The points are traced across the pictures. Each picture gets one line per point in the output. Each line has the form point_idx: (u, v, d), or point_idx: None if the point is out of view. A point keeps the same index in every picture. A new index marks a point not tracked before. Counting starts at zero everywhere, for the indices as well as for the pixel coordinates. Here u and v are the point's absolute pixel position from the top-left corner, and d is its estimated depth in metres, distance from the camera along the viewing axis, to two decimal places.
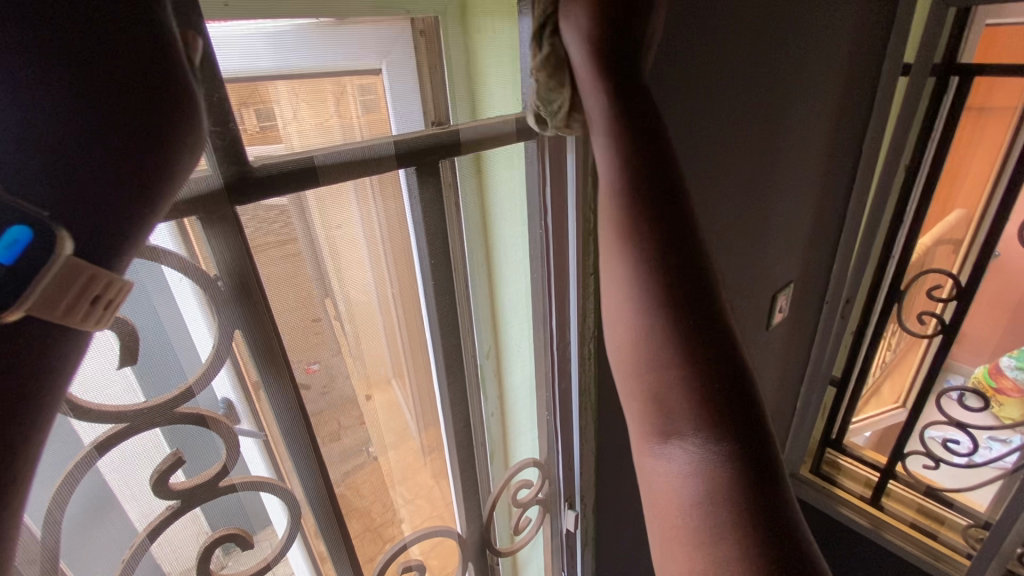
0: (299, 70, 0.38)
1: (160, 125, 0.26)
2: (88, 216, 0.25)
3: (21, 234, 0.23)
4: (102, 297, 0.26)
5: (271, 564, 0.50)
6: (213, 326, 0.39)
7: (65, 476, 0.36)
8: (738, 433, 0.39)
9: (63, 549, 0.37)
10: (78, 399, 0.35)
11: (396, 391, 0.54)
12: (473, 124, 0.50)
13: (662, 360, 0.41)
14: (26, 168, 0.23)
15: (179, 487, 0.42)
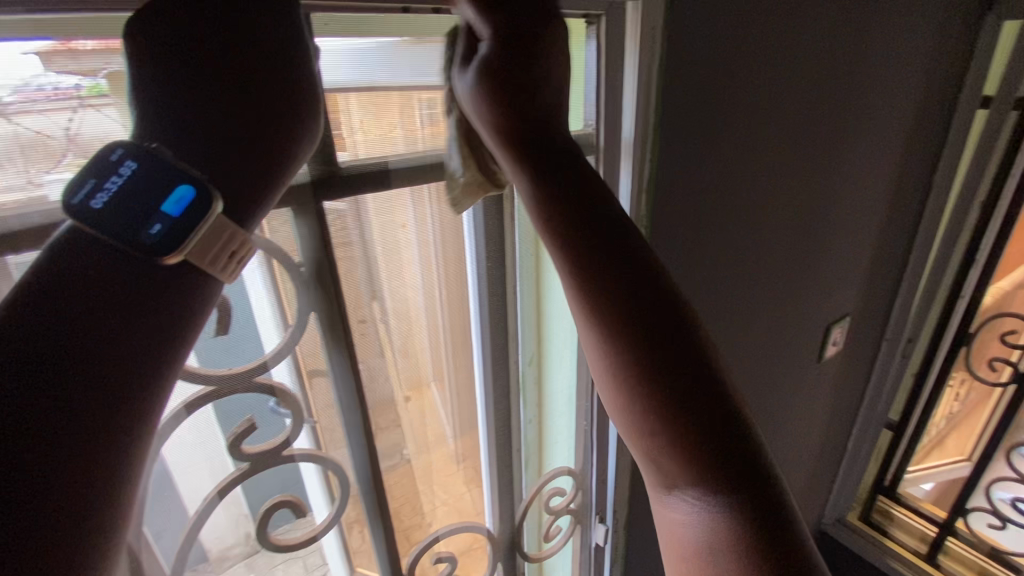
0: (378, 82, 0.43)
1: (287, 108, 0.32)
2: (222, 205, 0.30)
3: (186, 192, 0.28)
4: (236, 253, 0.30)
5: (321, 535, 0.53)
6: (293, 306, 0.43)
7: (158, 428, 0.40)
8: (734, 478, 0.35)
9: (149, 495, 0.42)
10: (177, 359, 0.39)
11: (434, 394, 0.58)
12: None
13: (640, 411, 0.37)
14: (185, 145, 0.29)
15: (250, 451, 0.45)
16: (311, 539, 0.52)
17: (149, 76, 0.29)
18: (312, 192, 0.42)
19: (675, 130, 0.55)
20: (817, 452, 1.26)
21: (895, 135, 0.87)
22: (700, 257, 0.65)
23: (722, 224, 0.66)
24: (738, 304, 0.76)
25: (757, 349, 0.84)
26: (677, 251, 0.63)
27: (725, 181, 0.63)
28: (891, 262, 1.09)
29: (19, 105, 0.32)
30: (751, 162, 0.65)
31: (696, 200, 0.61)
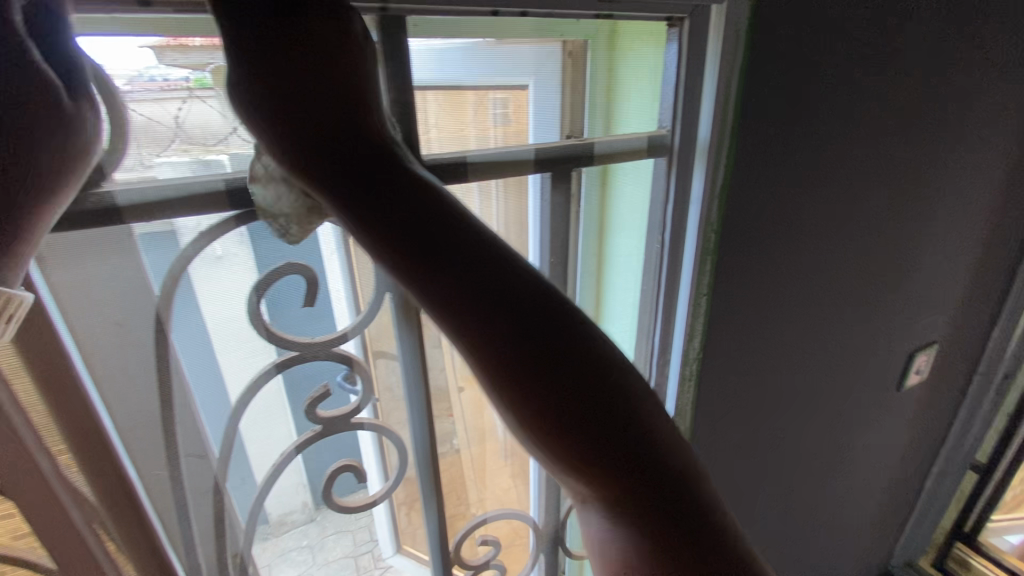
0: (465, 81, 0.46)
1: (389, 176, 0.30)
2: None
3: None
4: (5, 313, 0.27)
5: (377, 502, 0.55)
6: (375, 285, 0.47)
7: (248, 385, 0.44)
8: (657, 489, 0.31)
9: (234, 446, 0.46)
10: (269, 325, 0.43)
11: (485, 389, 0.60)
12: (608, 139, 0.53)
13: (548, 430, 0.29)
14: None
15: (323, 415, 0.48)
16: (368, 505, 0.55)
17: None
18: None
19: (753, 134, 0.53)
20: (889, 487, 1.17)
21: (1008, 149, 0.79)
22: (771, 267, 0.63)
23: (797, 235, 0.63)
24: (810, 321, 0.72)
25: (827, 369, 0.79)
26: (748, 259, 0.60)
27: (803, 189, 0.60)
28: (991, 288, 0.99)
29: (138, 92, 0.34)
30: (834, 171, 0.61)
31: (771, 208, 0.59)
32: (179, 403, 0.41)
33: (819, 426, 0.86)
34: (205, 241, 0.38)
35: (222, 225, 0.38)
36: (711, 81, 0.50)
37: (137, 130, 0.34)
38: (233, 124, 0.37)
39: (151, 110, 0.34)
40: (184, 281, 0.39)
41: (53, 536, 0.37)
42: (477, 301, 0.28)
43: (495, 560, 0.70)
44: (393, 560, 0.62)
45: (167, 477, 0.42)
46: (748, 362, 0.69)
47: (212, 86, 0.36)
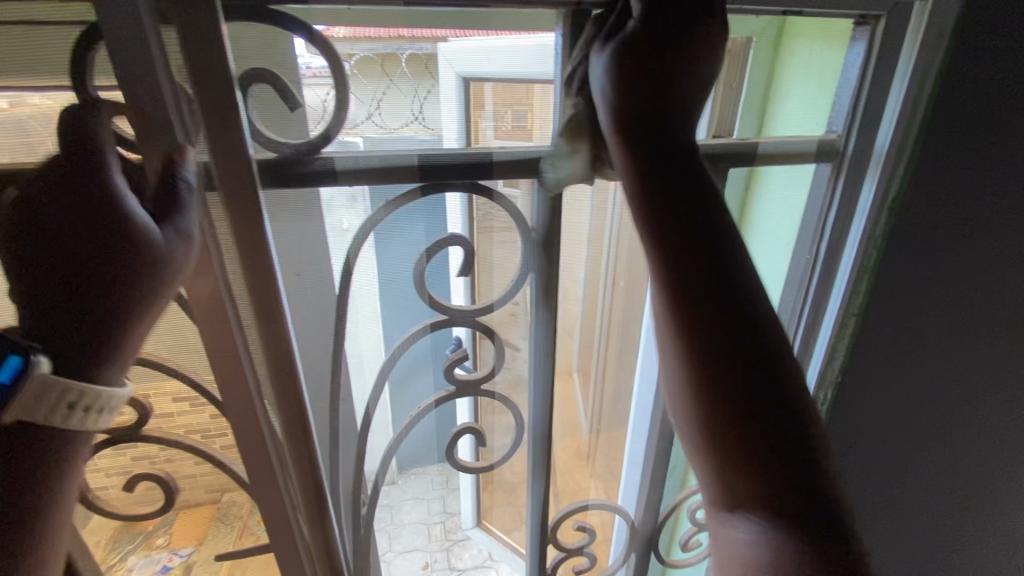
0: None
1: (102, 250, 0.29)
2: (84, 304, 0.30)
3: (10, 361, 0.28)
4: (89, 404, 0.31)
5: (493, 467, 0.61)
6: (524, 264, 0.50)
7: (404, 339, 0.50)
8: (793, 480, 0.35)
9: (382, 392, 0.52)
10: (428, 291, 0.48)
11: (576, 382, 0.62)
12: (774, 139, 0.52)
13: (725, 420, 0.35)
14: (45, 319, 0.29)
15: (460, 378, 0.53)
16: (484, 467, 0.61)
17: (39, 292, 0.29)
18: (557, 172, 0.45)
19: (940, 144, 0.48)
20: None
21: None
22: (943, 302, 0.56)
23: (990, 263, 0.54)
24: (997, 376, 0.60)
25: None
26: (913, 287, 0.55)
27: (1001, 221, 0.52)
28: None
29: (310, 80, 0.37)
30: None
31: (953, 235, 0.53)
32: (351, 343, 0.48)
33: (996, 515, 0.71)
34: (393, 209, 0.44)
35: (412, 193, 0.43)
36: (902, 85, 0.47)
37: (323, 111, 0.38)
38: (373, 110, 0.40)
39: (314, 95, 0.38)
40: (368, 240, 0.44)
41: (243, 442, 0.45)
42: (727, 354, 0.36)
43: (587, 550, 0.70)
44: (470, 533, 0.68)
45: (327, 409, 0.49)
46: (899, 406, 0.62)
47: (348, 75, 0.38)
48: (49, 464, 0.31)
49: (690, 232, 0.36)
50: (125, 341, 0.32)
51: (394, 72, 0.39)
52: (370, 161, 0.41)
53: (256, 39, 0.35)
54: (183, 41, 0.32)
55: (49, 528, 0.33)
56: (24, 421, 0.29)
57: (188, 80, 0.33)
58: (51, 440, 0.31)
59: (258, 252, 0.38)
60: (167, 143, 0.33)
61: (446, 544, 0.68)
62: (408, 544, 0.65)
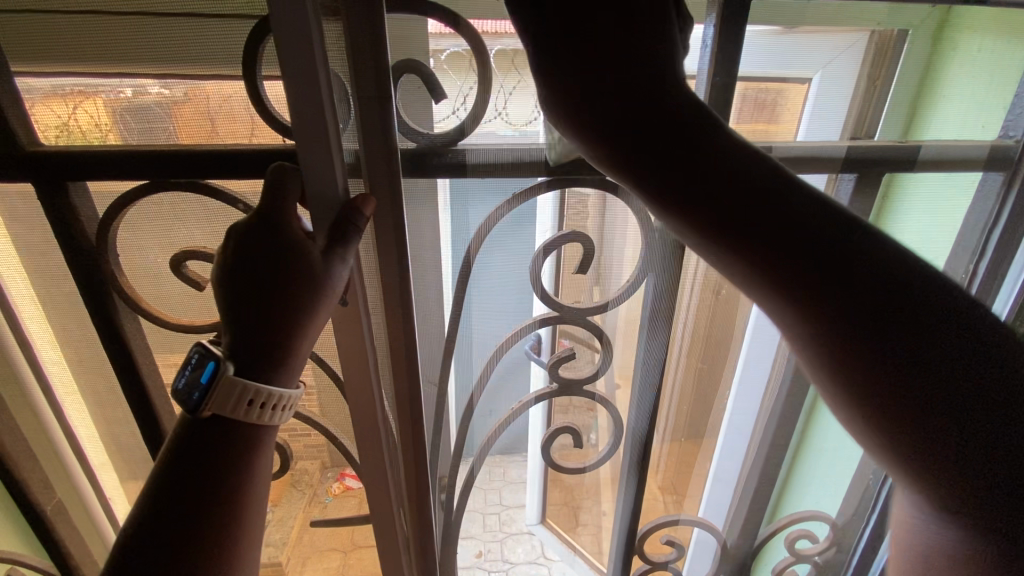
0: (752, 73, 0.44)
1: (281, 272, 0.33)
2: (267, 321, 0.33)
3: (210, 365, 0.32)
4: (266, 402, 0.33)
5: (585, 470, 0.59)
6: (636, 267, 0.47)
7: (510, 334, 0.50)
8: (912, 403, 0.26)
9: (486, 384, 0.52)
10: (543, 285, 0.47)
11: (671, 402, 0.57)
12: (936, 142, 0.48)
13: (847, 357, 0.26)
14: (236, 335, 0.33)
15: (563, 376, 0.53)
16: (575, 470, 0.59)
17: (230, 309, 0.33)
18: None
19: None
20: None
21: None
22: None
23: None
24: None
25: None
26: None
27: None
28: None
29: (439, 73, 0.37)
30: None
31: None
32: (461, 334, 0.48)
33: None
34: (516, 204, 0.43)
35: (539, 187, 0.42)
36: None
37: (464, 102, 0.38)
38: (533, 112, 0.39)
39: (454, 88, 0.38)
40: (488, 234, 0.44)
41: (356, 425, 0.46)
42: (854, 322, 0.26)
43: (673, 565, 0.69)
44: (535, 528, 0.66)
45: (437, 395, 0.50)
46: None
47: (438, 67, 0.37)
48: (250, 457, 0.35)
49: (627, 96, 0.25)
50: (295, 358, 0.35)
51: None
52: (502, 155, 0.40)
53: (396, 31, 0.35)
54: (348, 34, 0.33)
55: (248, 518, 0.35)
56: (218, 416, 0.33)
57: (346, 72, 0.34)
58: (249, 436, 0.34)
59: (393, 240, 0.39)
60: (321, 134, 0.33)
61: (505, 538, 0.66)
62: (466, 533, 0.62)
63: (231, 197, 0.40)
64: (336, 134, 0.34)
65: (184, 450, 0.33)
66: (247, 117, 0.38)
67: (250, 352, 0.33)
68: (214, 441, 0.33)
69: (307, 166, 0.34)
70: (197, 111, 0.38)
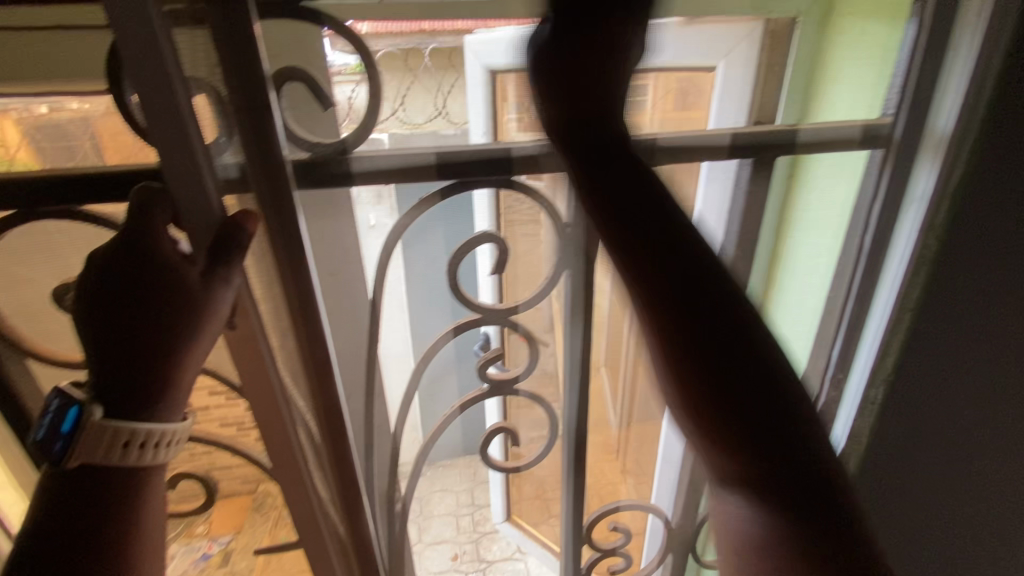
0: (651, 64, 0.44)
1: (145, 304, 0.32)
2: (138, 354, 0.32)
3: (73, 412, 0.31)
4: (144, 441, 0.33)
5: (521, 469, 0.60)
6: (554, 263, 0.48)
7: (433, 339, 0.49)
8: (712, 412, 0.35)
9: (414, 395, 0.52)
10: (461, 290, 0.47)
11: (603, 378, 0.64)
12: (813, 125, 0.47)
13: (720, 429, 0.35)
14: (103, 371, 0.32)
15: (492, 377, 0.52)
16: (511, 468, 0.60)
17: (96, 342, 0.32)
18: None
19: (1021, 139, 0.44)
20: None
21: None
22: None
23: None
24: None
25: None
26: (988, 289, 0.49)
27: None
28: None
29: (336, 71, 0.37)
30: None
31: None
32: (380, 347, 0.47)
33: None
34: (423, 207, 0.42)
35: (448, 189, 0.41)
36: (970, 42, 0.41)
37: (358, 106, 0.38)
38: (401, 106, 0.39)
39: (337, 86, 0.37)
40: (398, 241, 0.44)
41: (275, 443, 0.45)
42: (708, 379, 0.35)
43: (623, 551, 0.68)
44: (500, 527, 0.72)
45: (362, 407, 0.48)
46: (971, 419, 0.56)
47: (360, 73, 0.37)
48: (133, 500, 0.34)
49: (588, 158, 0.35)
50: (175, 391, 0.34)
51: (417, 67, 0.39)
52: (400, 159, 0.39)
53: (287, 37, 0.35)
54: (215, 41, 0.32)
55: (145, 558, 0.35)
56: (90, 463, 0.32)
57: (221, 82, 0.33)
58: (129, 481, 0.34)
59: (291, 257, 0.38)
60: (186, 163, 0.32)
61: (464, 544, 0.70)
62: (438, 536, 0.66)
63: (112, 222, 0.37)
64: (205, 159, 0.33)
65: (54, 500, 0.32)
66: (111, 137, 0.35)
67: (134, 394, 0.32)
68: (93, 488, 0.33)
69: (177, 189, 0.33)
70: (62, 130, 0.35)
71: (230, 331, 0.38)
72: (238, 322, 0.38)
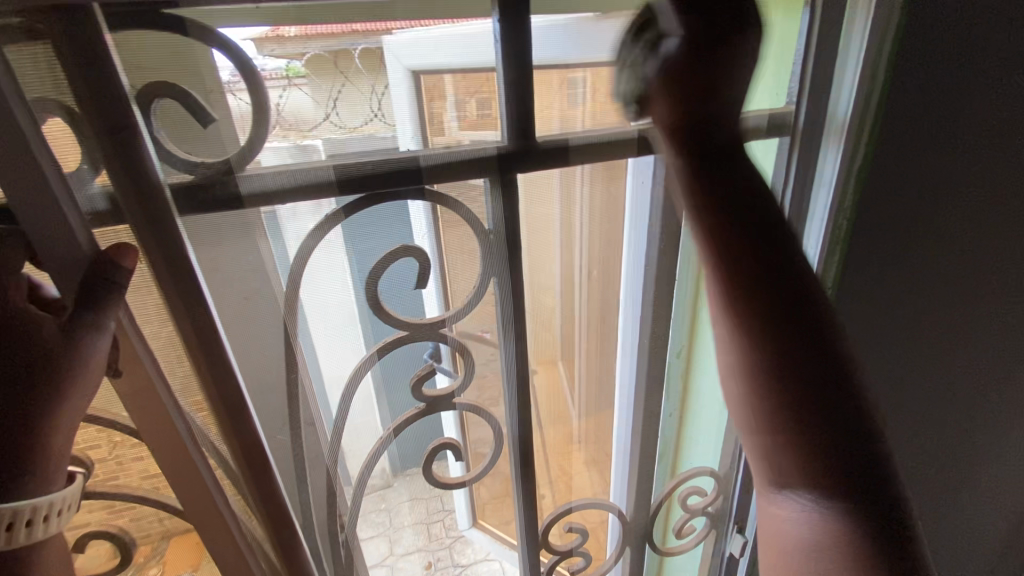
0: (563, 62, 0.43)
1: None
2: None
3: None
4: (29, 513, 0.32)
5: (467, 483, 0.57)
6: (479, 270, 0.47)
7: (357, 366, 0.46)
8: (796, 402, 0.44)
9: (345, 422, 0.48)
10: (383, 305, 0.44)
11: (558, 368, 0.59)
12: None
13: (800, 418, 0.43)
14: None
15: (428, 394, 0.50)
16: (456, 485, 0.57)
17: None
18: (496, 164, 0.44)
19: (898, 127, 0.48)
20: None
21: None
22: (907, 259, 0.55)
23: (946, 237, 0.55)
24: (954, 340, 0.62)
25: (993, 385, 0.67)
26: (876, 267, 0.54)
27: (966, 176, 0.52)
28: None
29: (241, 82, 0.34)
30: (985, 176, 0.53)
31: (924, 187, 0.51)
32: (302, 374, 0.44)
33: (980, 452, 0.72)
34: (332, 222, 0.40)
35: (355, 204, 0.40)
36: (863, 32, 0.44)
37: (244, 122, 0.34)
38: (331, 111, 0.37)
39: (254, 97, 0.34)
40: (308, 264, 0.40)
41: (187, 491, 0.41)
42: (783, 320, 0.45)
43: (580, 549, 0.69)
44: (468, 533, 0.62)
45: (288, 440, 0.45)
46: (882, 386, 0.60)
47: (242, 84, 0.34)
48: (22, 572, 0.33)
49: (738, 214, 0.47)
50: (50, 451, 0.33)
51: (348, 70, 0.36)
52: (307, 175, 0.37)
53: (150, 47, 0.31)
54: (60, 56, 0.29)
55: None
56: None
57: (77, 105, 0.30)
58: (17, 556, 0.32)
59: (188, 293, 0.36)
60: (41, 194, 0.30)
61: (437, 552, 0.63)
62: (410, 547, 0.60)
63: None
64: (64, 188, 0.30)
65: None
66: None
67: (4, 459, 0.30)
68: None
69: (37, 228, 0.30)
70: None
71: (117, 378, 0.36)
72: (124, 369, 0.35)
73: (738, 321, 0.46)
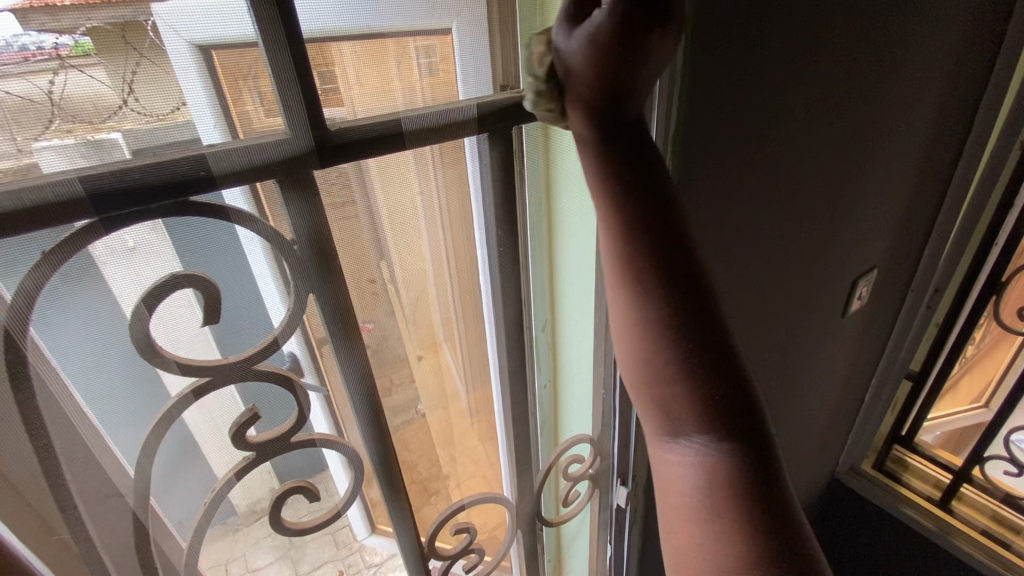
0: (364, 28, 0.40)
1: None
2: None
3: None
4: None
5: (338, 515, 0.53)
6: (287, 293, 0.42)
7: (149, 434, 0.40)
8: (713, 370, 0.38)
9: (155, 460, 0.41)
10: (169, 353, 0.38)
11: (446, 356, 0.58)
12: None
13: (670, 378, 0.39)
14: None
15: (255, 439, 0.45)
16: (329, 521, 0.53)
17: None
18: (280, 168, 0.39)
19: (702, 90, 0.51)
20: (830, 418, 1.27)
21: (942, 66, 0.80)
22: (716, 210, 0.62)
23: (742, 185, 0.63)
24: (750, 274, 0.74)
25: (780, 297, 0.83)
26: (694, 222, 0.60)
27: (747, 132, 0.59)
28: (925, 211, 1.04)
29: None
30: (760, 131, 0.60)
31: (715, 146, 0.57)
32: (63, 452, 0.36)
33: (769, 357, 0.89)
34: (49, 269, 0.33)
35: (84, 233, 0.33)
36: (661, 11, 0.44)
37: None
38: (128, 96, 0.33)
39: (21, 87, 0.29)
40: (53, 329, 0.34)
41: None
42: (712, 366, 0.38)
43: (473, 544, 0.69)
44: (368, 542, 0.58)
45: (72, 540, 0.38)
46: None
47: None
48: None
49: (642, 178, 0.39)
50: None
51: (141, 45, 0.32)
52: (19, 199, 0.30)
53: None
54: None
55: None
56: None
57: None
58: None
59: None
60: None
61: (344, 561, 0.58)
62: (314, 562, 0.55)
63: None
64: None
65: None
66: None
67: None
68: None
69: None
70: None
71: None
72: None
73: (688, 380, 0.38)
